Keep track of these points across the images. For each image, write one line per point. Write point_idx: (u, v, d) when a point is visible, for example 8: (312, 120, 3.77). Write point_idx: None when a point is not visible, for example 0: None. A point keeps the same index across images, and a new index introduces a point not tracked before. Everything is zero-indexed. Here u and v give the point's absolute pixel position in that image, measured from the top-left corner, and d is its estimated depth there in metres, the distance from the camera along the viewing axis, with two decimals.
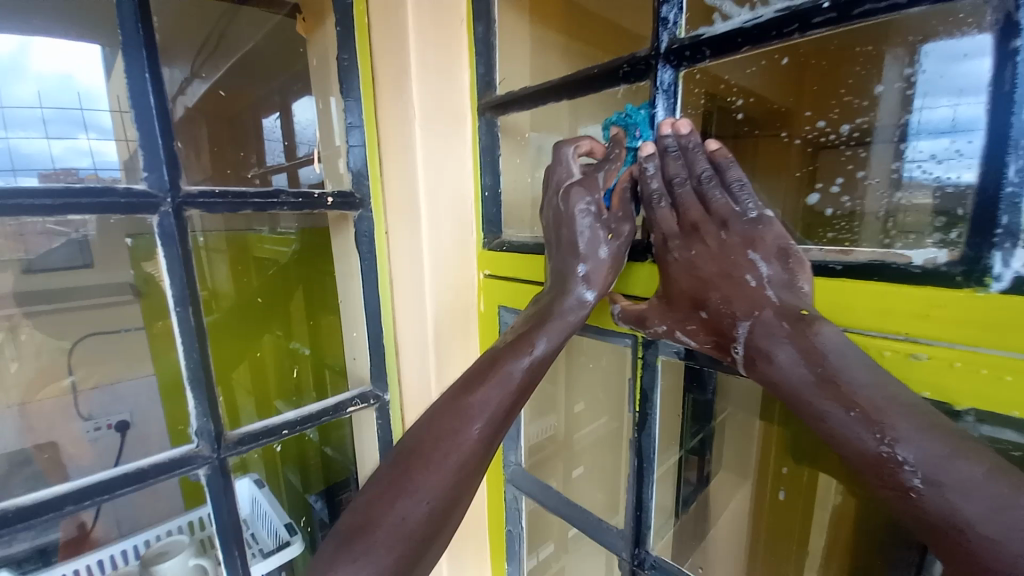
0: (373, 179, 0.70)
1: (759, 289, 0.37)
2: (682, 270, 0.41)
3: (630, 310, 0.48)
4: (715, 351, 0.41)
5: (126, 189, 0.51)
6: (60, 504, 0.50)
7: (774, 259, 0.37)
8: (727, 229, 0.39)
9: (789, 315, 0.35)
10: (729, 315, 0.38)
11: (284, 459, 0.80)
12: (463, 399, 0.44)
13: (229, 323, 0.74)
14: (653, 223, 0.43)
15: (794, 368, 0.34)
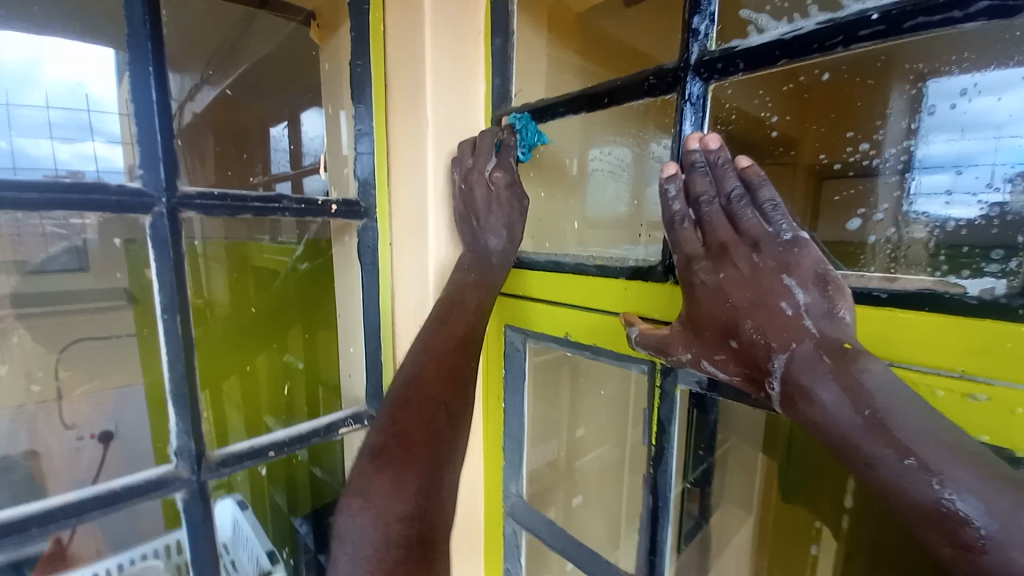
0: (380, 189, 0.68)
1: (797, 318, 0.35)
2: (708, 294, 0.39)
3: (650, 335, 0.45)
4: (746, 384, 0.38)
5: (119, 187, 0.49)
6: (27, 526, 0.46)
7: (813, 286, 0.35)
8: (759, 252, 0.37)
9: (831, 348, 0.33)
10: (763, 346, 0.36)
11: (272, 480, 0.76)
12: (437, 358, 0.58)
13: (223, 336, 0.69)
14: (678, 243, 0.41)
15: (840, 410, 0.32)
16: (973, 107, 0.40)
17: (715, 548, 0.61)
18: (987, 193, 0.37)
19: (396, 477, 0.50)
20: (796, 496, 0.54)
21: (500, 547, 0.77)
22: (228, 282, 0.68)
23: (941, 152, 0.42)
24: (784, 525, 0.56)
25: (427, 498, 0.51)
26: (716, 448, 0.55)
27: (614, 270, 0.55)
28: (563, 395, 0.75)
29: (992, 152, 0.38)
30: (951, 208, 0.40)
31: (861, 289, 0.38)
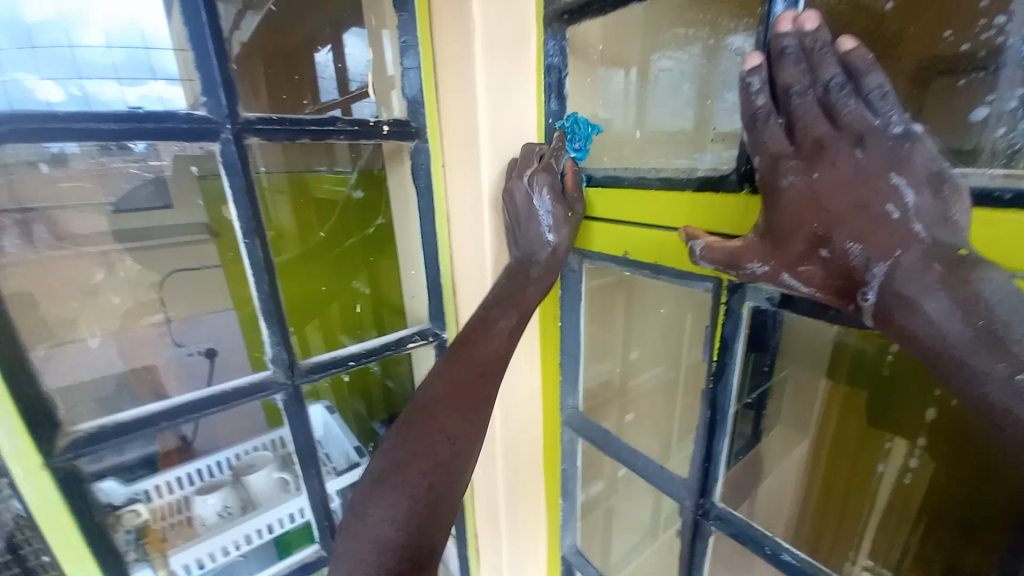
0: (429, 107, 0.66)
1: (905, 222, 0.32)
2: (797, 200, 0.36)
3: (717, 248, 0.43)
4: (835, 298, 0.36)
5: (187, 115, 0.51)
6: (157, 419, 0.55)
7: (925, 187, 0.32)
8: (863, 147, 0.33)
9: (943, 256, 0.31)
10: (859, 255, 0.34)
11: (351, 391, 0.85)
12: (476, 342, 0.56)
13: (296, 264, 0.75)
14: (760, 144, 0.37)
15: (948, 321, 0.30)
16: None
17: (765, 468, 0.60)
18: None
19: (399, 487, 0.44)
20: (861, 421, 0.51)
21: (557, 452, 0.83)
22: (293, 210, 0.72)
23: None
24: (840, 449, 0.54)
25: (428, 517, 0.44)
26: (771, 373, 0.55)
27: (678, 181, 0.51)
28: (618, 317, 0.75)
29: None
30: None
31: (981, 188, 0.33)
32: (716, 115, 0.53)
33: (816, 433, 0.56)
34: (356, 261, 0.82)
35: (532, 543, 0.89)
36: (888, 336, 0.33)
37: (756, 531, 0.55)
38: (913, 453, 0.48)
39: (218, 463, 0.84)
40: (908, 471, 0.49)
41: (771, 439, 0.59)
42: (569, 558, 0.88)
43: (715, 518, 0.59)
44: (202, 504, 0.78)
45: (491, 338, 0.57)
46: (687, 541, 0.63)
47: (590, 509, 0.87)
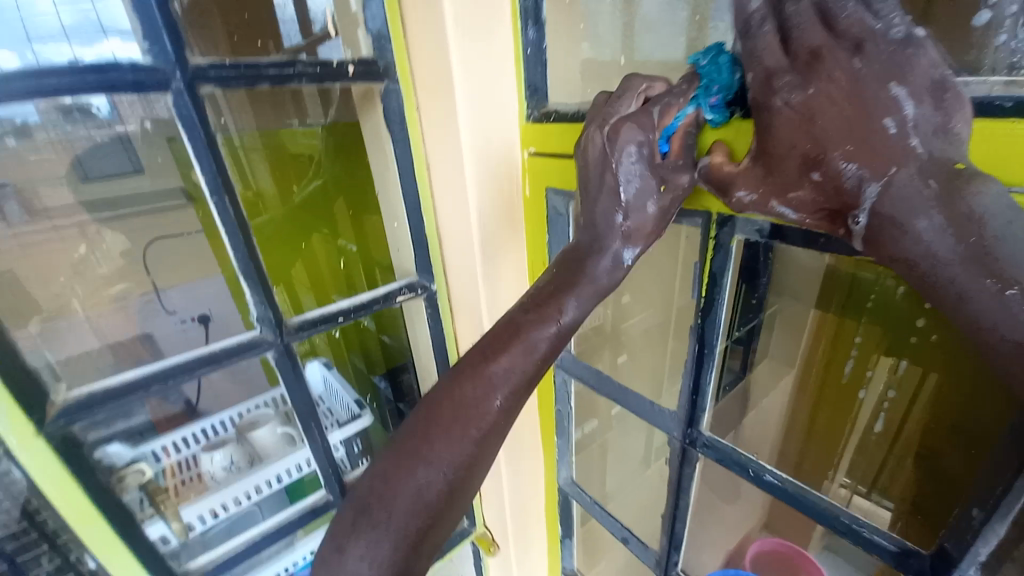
0: (396, 42, 0.61)
1: (901, 137, 0.31)
2: (790, 119, 0.34)
3: (715, 170, 0.42)
4: (826, 223, 0.35)
5: (131, 65, 0.47)
6: (146, 384, 0.55)
7: (925, 97, 0.30)
8: (862, 55, 0.31)
9: (938, 172, 0.29)
10: (853, 174, 0.32)
11: (349, 347, 0.87)
12: (487, 365, 0.45)
13: (278, 228, 0.75)
14: (754, 58, 0.35)
15: (940, 239, 0.29)
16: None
17: (754, 401, 0.61)
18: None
19: (382, 523, 0.44)
20: (853, 348, 0.52)
21: (551, 394, 0.85)
22: (273, 173, 0.71)
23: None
24: (823, 383, 0.57)
25: (416, 546, 0.44)
26: (762, 305, 0.55)
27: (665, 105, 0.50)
28: None
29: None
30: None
31: (983, 97, 0.32)
32: (713, 36, 0.49)
33: (801, 363, 0.58)
34: (339, 216, 0.80)
35: (531, 479, 0.94)
36: (876, 259, 0.32)
37: (743, 455, 0.57)
38: (897, 375, 0.49)
39: (221, 423, 0.86)
40: (895, 396, 0.50)
41: (760, 370, 0.60)
42: (566, 490, 0.93)
43: (701, 446, 0.61)
44: (209, 460, 0.81)
45: (497, 384, 0.45)
46: (676, 467, 0.66)
47: (585, 445, 0.91)
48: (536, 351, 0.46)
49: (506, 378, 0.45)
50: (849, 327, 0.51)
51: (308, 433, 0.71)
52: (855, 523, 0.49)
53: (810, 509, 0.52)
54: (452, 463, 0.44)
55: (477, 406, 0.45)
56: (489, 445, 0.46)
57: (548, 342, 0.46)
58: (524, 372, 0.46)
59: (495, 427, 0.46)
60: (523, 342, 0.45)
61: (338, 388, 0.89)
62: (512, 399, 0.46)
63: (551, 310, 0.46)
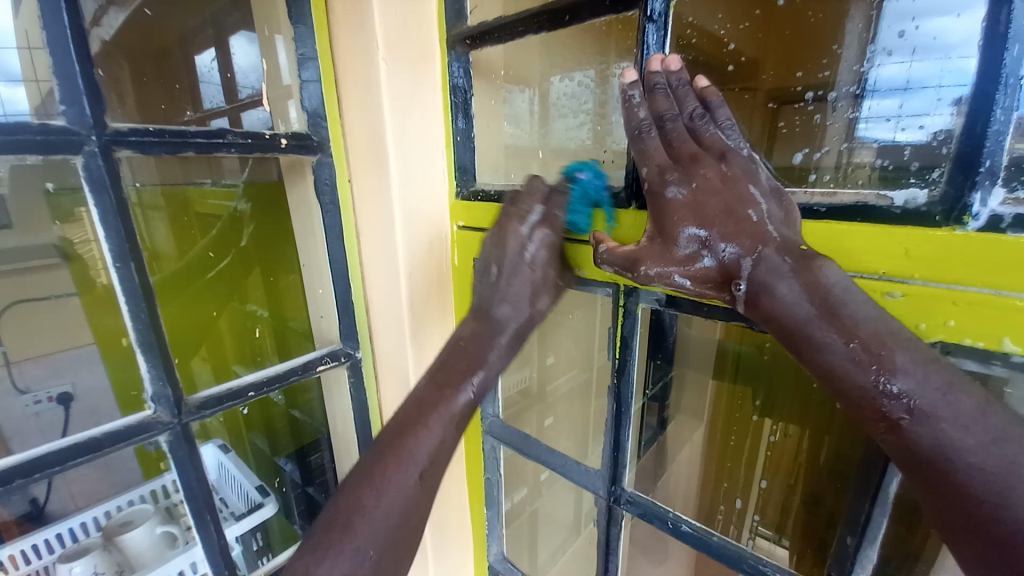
0: (332, 122, 0.64)
1: (761, 224, 0.38)
2: (681, 205, 0.41)
3: (618, 250, 0.46)
4: (715, 291, 0.41)
5: (41, 124, 0.43)
6: (7, 479, 0.46)
7: (771, 197, 0.39)
8: (726, 161, 0.40)
9: (793, 251, 0.37)
10: (732, 252, 0.39)
11: (248, 425, 0.78)
12: (403, 443, 0.46)
13: (174, 287, 0.68)
14: (647, 156, 0.42)
15: (798, 301, 0.36)
16: (923, 31, 0.42)
17: (670, 456, 0.68)
18: (937, 117, 0.37)
19: None
20: (738, 410, 0.61)
21: (480, 460, 0.83)
22: (173, 232, 0.66)
23: (891, 75, 0.44)
24: (723, 451, 0.64)
25: None
26: (671, 368, 0.62)
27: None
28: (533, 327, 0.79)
29: (935, 74, 0.39)
30: (898, 133, 0.41)
31: (806, 204, 0.42)
32: (611, 137, 0.59)
33: (709, 417, 0.65)
34: (251, 283, 0.77)
35: (459, 560, 0.88)
36: (757, 318, 0.39)
37: (661, 510, 0.60)
38: (773, 437, 0.57)
39: (82, 526, 0.74)
40: (769, 451, 0.58)
41: (674, 428, 0.67)
42: (496, 567, 0.87)
43: (626, 503, 0.63)
44: (65, 573, 0.67)
45: (418, 460, 0.46)
46: (604, 528, 0.66)
47: (515, 515, 0.88)
48: (448, 424, 0.48)
49: (424, 455, 0.46)
50: (732, 394, 0.60)
51: (200, 527, 0.60)
52: (760, 563, 0.52)
53: (716, 551, 0.55)
54: (371, 547, 0.42)
55: (400, 488, 0.44)
56: (414, 522, 0.45)
57: (455, 416, 0.49)
58: (439, 446, 0.47)
59: (417, 499, 0.45)
60: (438, 415, 0.48)
61: (237, 476, 0.81)
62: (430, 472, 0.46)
63: (456, 383, 0.50)
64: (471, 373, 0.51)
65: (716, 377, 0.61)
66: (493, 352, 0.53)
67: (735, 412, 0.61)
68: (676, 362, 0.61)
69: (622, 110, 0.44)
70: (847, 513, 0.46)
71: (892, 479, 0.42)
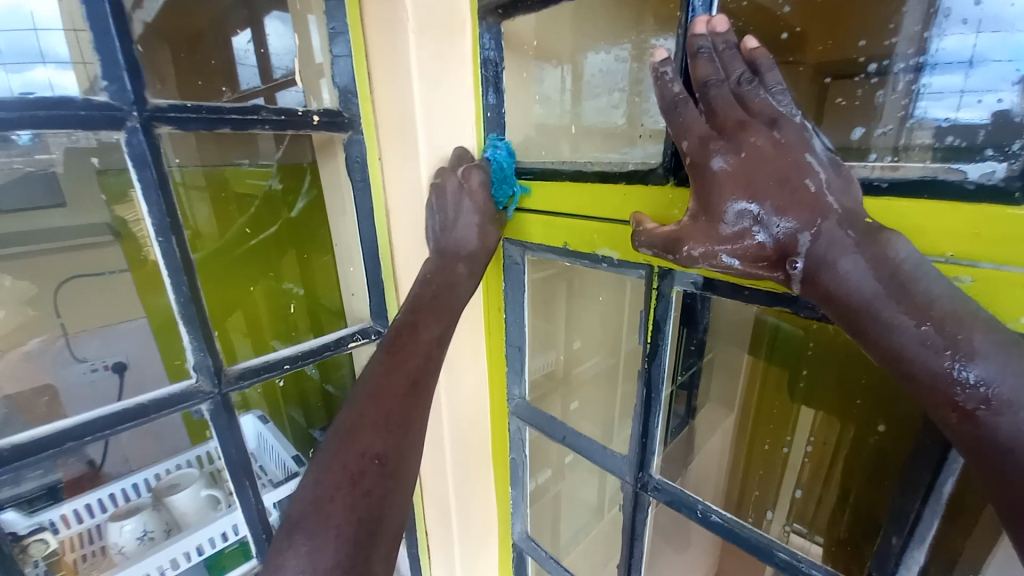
0: (362, 97, 0.63)
1: (820, 194, 0.36)
2: (728, 177, 0.39)
3: (656, 234, 0.44)
4: (767, 270, 0.39)
5: (85, 100, 0.45)
6: (60, 441, 0.49)
7: (828, 167, 0.37)
8: (778, 128, 0.37)
9: (856, 224, 0.35)
10: (788, 226, 0.37)
11: (285, 397, 0.82)
12: (393, 354, 0.52)
13: (217, 266, 0.71)
14: (685, 129, 0.41)
15: (864, 279, 0.34)
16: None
17: (699, 443, 0.65)
18: (1008, 93, 0.35)
19: (323, 506, 0.41)
20: (773, 401, 0.59)
21: (505, 440, 0.83)
22: (214, 212, 0.69)
23: (955, 46, 0.39)
24: (754, 445, 0.63)
25: (371, 526, 0.42)
26: (701, 353, 0.60)
27: (584, 173, 0.58)
28: (560, 309, 0.78)
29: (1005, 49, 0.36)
30: (955, 110, 0.38)
31: (867, 179, 0.39)
32: (647, 113, 0.57)
33: (739, 408, 0.63)
34: (286, 262, 0.79)
35: (483, 536, 0.90)
36: (816, 299, 0.37)
37: (688, 497, 0.58)
38: (811, 432, 0.56)
39: (134, 486, 0.79)
40: (808, 447, 0.57)
41: (705, 412, 0.64)
42: (520, 545, 0.89)
43: (653, 489, 0.62)
44: (117, 530, 0.71)
45: (408, 368, 0.51)
46: (629, 513, 0.66)
47: (539, 496, 0.89)
48: (429, 346, 0.54)
49: (411, 366, 0.51)
50: (768, 380, 0.58)
51: (238, 491, 0.63)
52: (795, 558, 0.50)
53: (748, 544, 0.53)
54: (377, 445, 0.45)
55: (393, 386, 0.49)
56: (412, 419, 0.48)
57: (434, 337, 0.55)
58: (426, 358, 0.53)
59: (411, 398, 0.49)
60: (421, 334, 0.54)
61: (272, 444, 0.84)
62: (419, 378, 0.51)
63: (435, 312, 0.57)
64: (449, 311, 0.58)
65: (751, 355, 0.58)
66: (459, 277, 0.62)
67: (769, 401, 0.59)
68: (709, 333, 0.58)
69: (655, 88, 0.43)
70: (891, 511, 0.43)
71: (955, 460, 0.38)
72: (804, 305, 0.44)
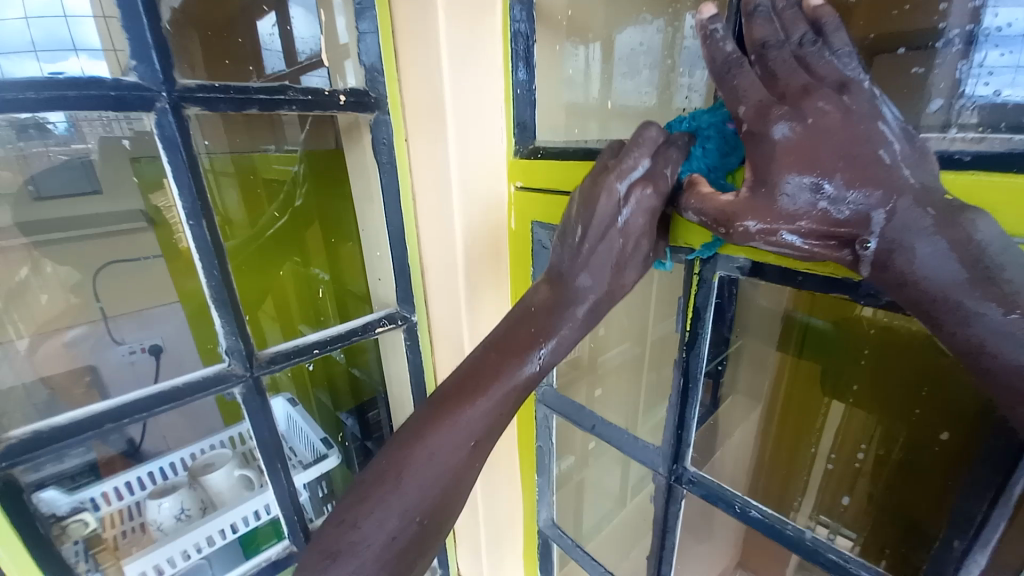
0: (389, 78, 0.62)
1: (895, 167, 0.33)
2: (789, 147, 0.35)
3: (710, 202, 0.40)
4: (834, 249, 0.36)
5: (114, 81, 0.45)
6: (99, 423, 0.50)
7: (902, 138, 0.34)
8: (847, 94, 0.34)
9: (935, 201, 0.32)
10: (858, 201, 0.34)
11: (313, 380, 0.83)
12: (458, 406, 0.44)
13: (249, 251, 0.72)
14: (740, 94, 0.37)
15: (944, 263, 0.31)
16: None
17: (717, 442, 0.63)
18: None
19: (359, 549, 0.41)
20: (803, 397, 0.58)
21: (531, 429, 0.82)
22: (242, 199, 0.69)
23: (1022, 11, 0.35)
24: (782, 437, 0.63)
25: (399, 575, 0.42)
26: (727, 348, 0.57)
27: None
28: None
29: None
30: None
31: (946, 152, 0.35)
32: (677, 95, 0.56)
33: (768, 399, 0.63)
34: (314, 245, 0.79)
35: (508, 522, 0.90)
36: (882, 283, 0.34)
37: (724, 491, 0.56)
38: (840, 426, 0.55)
39: (171, 465, 0.82)
40: (833, 444, 0.56)
41: (729, 408, 0.63)
42: (545, 532, 0.88)
43: (688, 483, 0.60)
44: (156, 508, 0.73)
45: (471, 427, 0.44)
46: (661, 506, 0.64)
47: (563, 483, 0.88)
48: (511, 393, 0.45)
49: (479, 422, 0.44)
50: (800, 371, 0.57)
51: (272, 475, 0.65)
52: (841, 559, 0.47)
53: (790, 542, 0.51)
54: (418, 504, 0.43)
55: (449, 449, 0.43)
56: (467, 477, 0.45)
57: (521, 388, 0.46)
58: (497, 414, 0.45)
59: (470, 457, 0.44)
60: (500, 384, 0.45)
61: (303, 426, 0.86)
62: (484, 440, 0.45)
63: (521, 352, 0.45)
64: (537, 341, 0.46)
65: (780, 348, 0.57)
66: (568, 322, 0.47)
67: (797, 392, 0.59)
68: (736, 330, 0.55)
69: (703, 50, 0.40)
70: (955, 514, 0.41)
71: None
72: (867, 292, 0.40)
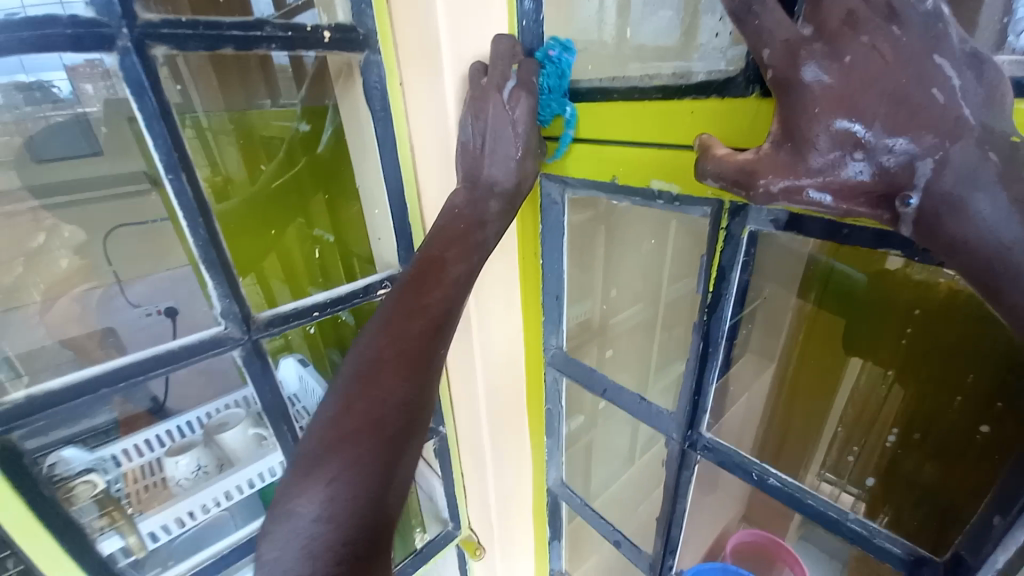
0: (378, 11, 0.56)
1: (952, 106, 0.28)
2: (825, 93, 0.30)
3: (730, 161, 0.36)
4: (869, 208, 0.31)
5: (70, 16, 0.40)
6: (95, 386, 0.50)
7: (966, 68, 0.28)
8: (897, 21, 0.29)
9: (997, 143, 0.28)
10: (903, 149, 0.29)
11: (324, 339, 0.81)
12: (421, 279, 0.49)
13: (252, 213, 0.66)
14: (765, 34, 0.32)
15: (1002, 219, 0.27)
16: None
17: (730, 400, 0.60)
18: None
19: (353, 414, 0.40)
20: (822, 359, 0.53)
21: (541, 390, 0.81)
22: (243, 157, 0.64)
23: None
24: (792, 403, 0.58)
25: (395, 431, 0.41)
26: (745, 298, 0.52)
27: (642, 89, 0.49)
28: (597, 253, 0.71)
29: None
30: None
31: (1022, 78, 0.31)
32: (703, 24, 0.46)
33: (782, 358, 0.57)
34: (315, 205, 0.73)
35: (517, 479, 0.91)
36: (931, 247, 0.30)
37: (742, 457, 0.55)
38: (860, 386, 0.51)
39: (187, 424, 0.79)
40: (846, 408, 0.52)
41: (741, 367, 0.58)
42: (554, 491, 0.89)
43: (703, 449, 0.59)
44: (174, 465, 0.75)
45: (434, 295, 0.48)
46: (674, 472, 0.63)
47: (571, 443, 0.88)
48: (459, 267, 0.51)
49: (441, 293, 0.49)
50: (818, 328, 0.52)
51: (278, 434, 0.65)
52: (867, 530, 0.47)
53: (813, 513, 0.50)
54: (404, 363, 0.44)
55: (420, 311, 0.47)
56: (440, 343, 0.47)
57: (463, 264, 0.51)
58: (450, 287, 0.50)
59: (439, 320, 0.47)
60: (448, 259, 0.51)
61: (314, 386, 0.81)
62: (447, 305, 0.49)
63: (457, 235, 0.53)
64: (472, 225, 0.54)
65: (799, 296, 0.52)
66: (491, 209, 0.55)
67: (814, 351, 0.53)
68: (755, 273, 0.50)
69: None
70: (1002, 491, 0.38)
71: None
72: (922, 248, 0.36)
